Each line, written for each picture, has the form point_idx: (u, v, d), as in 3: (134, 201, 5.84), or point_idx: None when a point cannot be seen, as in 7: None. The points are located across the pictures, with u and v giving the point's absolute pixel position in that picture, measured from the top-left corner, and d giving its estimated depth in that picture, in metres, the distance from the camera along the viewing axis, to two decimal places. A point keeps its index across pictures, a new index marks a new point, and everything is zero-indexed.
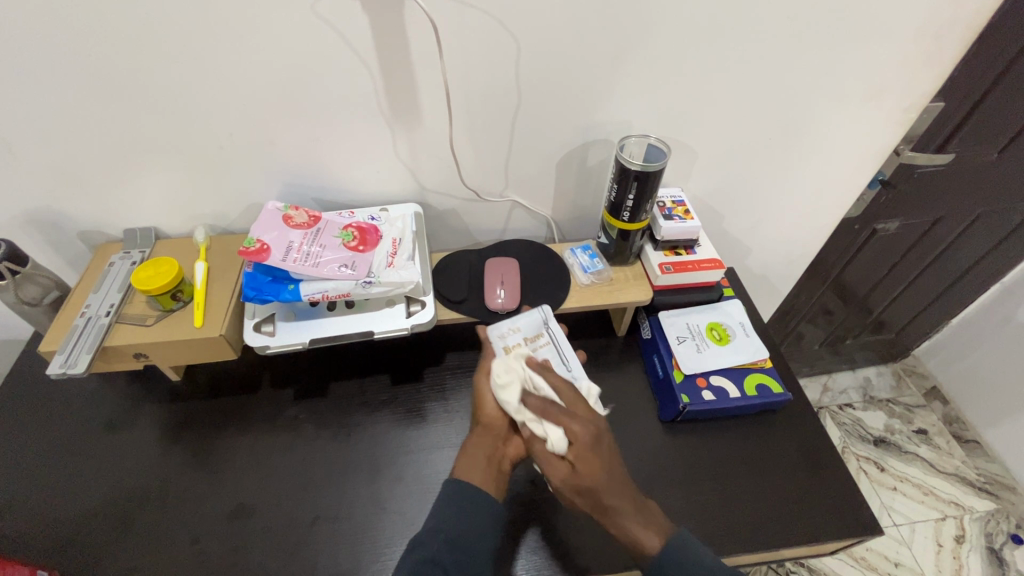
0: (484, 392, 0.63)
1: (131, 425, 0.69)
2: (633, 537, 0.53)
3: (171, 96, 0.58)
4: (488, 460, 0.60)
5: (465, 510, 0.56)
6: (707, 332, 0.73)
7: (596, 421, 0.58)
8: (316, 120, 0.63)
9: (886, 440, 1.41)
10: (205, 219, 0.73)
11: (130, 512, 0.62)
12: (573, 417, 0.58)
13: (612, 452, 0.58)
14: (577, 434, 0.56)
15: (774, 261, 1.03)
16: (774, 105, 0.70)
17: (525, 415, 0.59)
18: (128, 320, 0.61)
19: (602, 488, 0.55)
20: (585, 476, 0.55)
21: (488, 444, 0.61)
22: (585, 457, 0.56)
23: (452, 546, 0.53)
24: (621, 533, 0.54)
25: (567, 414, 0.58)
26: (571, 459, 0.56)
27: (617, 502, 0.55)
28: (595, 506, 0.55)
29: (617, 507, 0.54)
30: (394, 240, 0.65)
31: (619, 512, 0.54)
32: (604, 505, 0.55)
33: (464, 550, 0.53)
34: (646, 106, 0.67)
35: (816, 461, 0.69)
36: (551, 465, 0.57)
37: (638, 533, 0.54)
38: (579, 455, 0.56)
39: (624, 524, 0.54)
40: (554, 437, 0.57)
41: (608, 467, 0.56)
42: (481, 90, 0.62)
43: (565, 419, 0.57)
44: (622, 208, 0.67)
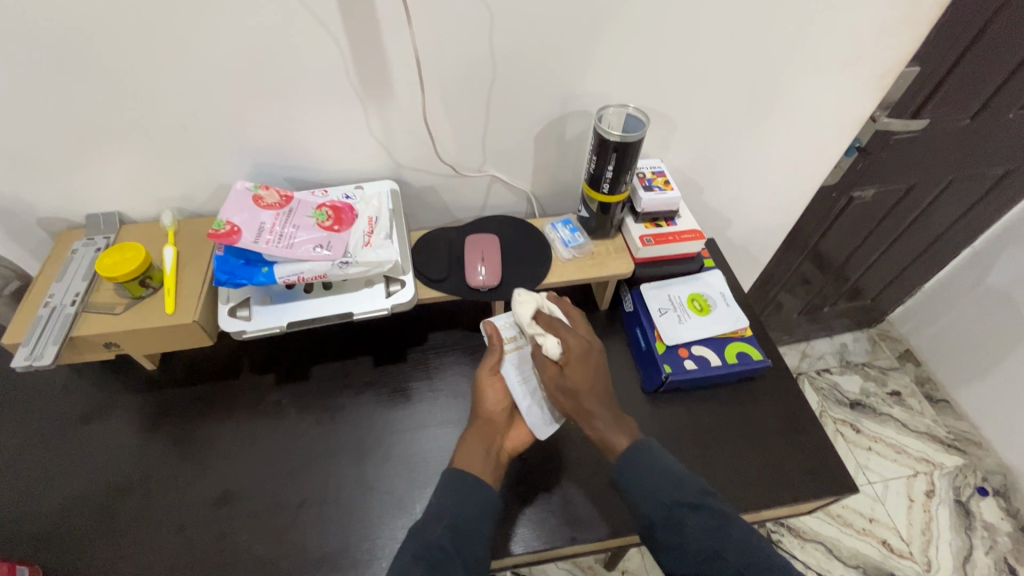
0: (486, 388, 0.64)
1: (107, 417, 0.67)
2: (604, 436, 0.58)
3: (127, 74, 0.55)
4: (487, 451, 0.60)
5: (453, 488, 0.56)
6: (689, 303, 0.74)
7: (595, 342, 0.64)
8: (284, 96, 0.61)
9: (861, 403, 1.45)
10: (171, 202, 0.70)
11: (111, 504, 0.61)
12: (572, 332, 0.63)
13: (602, 369, 0.62)
14: (573, 345, 0.62)
15: (754, 232, 1.03)
16: (754, 73, 0.69)
17: (531, 326, 0.64)
18: (96, 309, 0.59)
19: (583, 390, 0.60)
20: (571, 379, 0.60)
21: (486, 435, 0.62)
22: (575, 362, 0.61)
23: (440, 524, 0.53)
24: (593, 433, 0.59)
25: (568, 329, 0.64)
26: (562, 362, 0.61)
27: (595, 407, 0.59)
28: (576, 406, 0.60)
29: (595, 410, 0.59)
30: (370, 219, 0.64)
31: (596, 415, 0.59)
32: (583, 407, 0.59)
33: (453, 528, 0.53)
34: (624, 75, 0.66)
35: (795, 425, 0.71)
36: (541, 365, 0.62)
37: (609, 434, 0.58)
38: (570, 362, 0.61)
39: (597, 426, 0.59)
40: (550, 343, 0.62)
41: (596, 377, 0.61)
42: (455, 62, 0.60)
43: (565, 333, 0.63)
44: (601, 180, 0.66)
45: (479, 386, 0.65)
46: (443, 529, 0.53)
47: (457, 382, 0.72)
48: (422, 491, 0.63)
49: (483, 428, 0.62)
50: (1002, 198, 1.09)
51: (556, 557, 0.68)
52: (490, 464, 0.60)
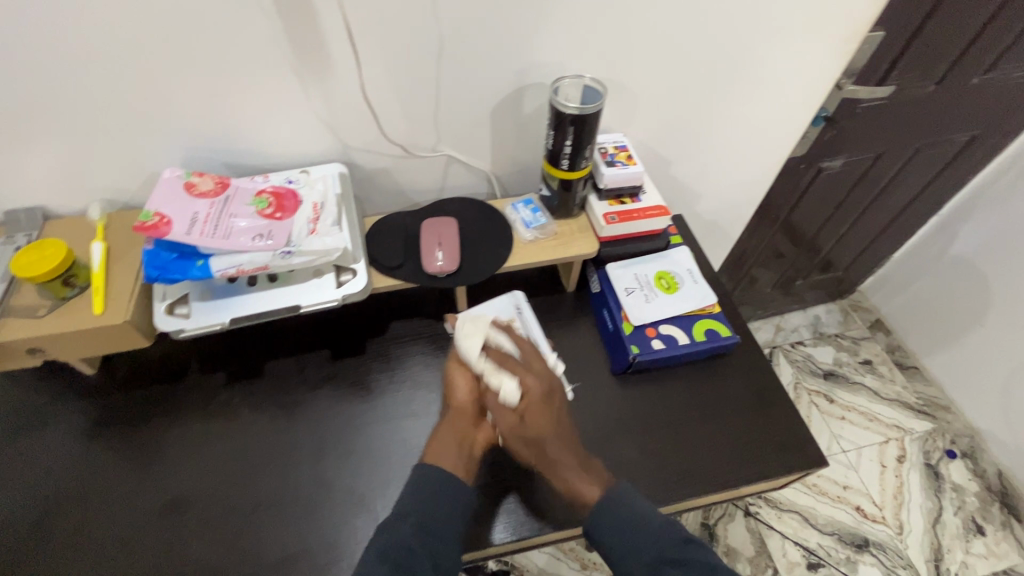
0: (456, 378, 0.62)
1: (44, 427, 0.63)
2: (573, 488, 0.56)
3: (28, 53, 0.50)
4: (459, 445, 0.59)
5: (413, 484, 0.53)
6: (656, 281, 0.72)
7: (552, 379, 0.61)
8: (212, 74, 0.56)
9: (834, 373, 1.47)
10: (99, 194, 0.65)
11: (49, 519, 0.57)
12: (529, 371, 0.60)
13: (561, 410, 0.60)
14: (530, 387, 0.58)
15: (723, 206, 1.02)
16: (715, 39, 0.66)
17: (483, 365, 0.60)
18: (17, 313, 0.54)
19: (547, 437, 0.58)
20: (534, 425, 0.58)
21: (458, 429, 0.60)
22: (535, 410, 0.58)
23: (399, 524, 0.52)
24: (560, 480, 0.57)
25: (523, 367, 0.60)
26: (521, 410, 0.58)
27: (561, 455, 0.57)
28: (540, 456, 0.58)
29: (560, 459, 0.57)
30: (315, 205, 0.60)
31: (562, 464, 0.57)
32: (547, 456, 0.58)
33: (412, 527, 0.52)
34: (580, 44, 0.63)
35: (765, 400, 0.70)
36: (498, 413, 0.59)
37: (577, 482, 0.57)
38: (529, 407, 0.58)
39: (565, 475, 0.57)
40: (507, 388, 0.58)
41: (558, 422, 0.59)
42: (398, 33, 0.56)
43: (520, 373, 0.59)
44: (560, 156, 0.63)
45: (449, 375, 0.62)
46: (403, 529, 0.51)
47: (419, 372, 0.69)
48: (384, 487, 0.60)
49: (451, 422, 0.60)
50: (967, 165, 1.09)
51: (530, 545, 0.66)
52: (462, 460, 0.58)
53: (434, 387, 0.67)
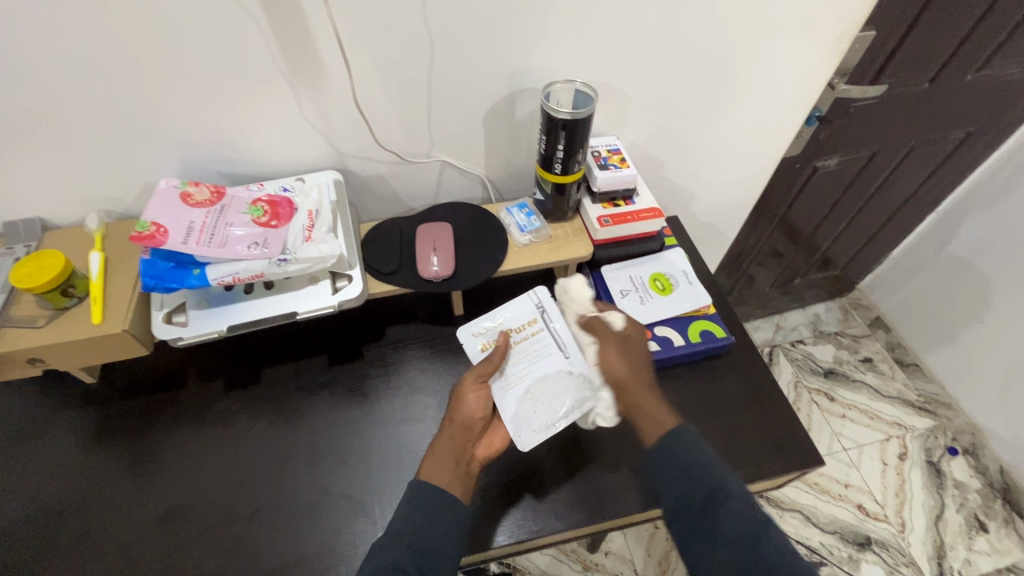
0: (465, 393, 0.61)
1: (43, 436, 0.63)
2: (652, 410, 0.58)
3: (23, 67, 0.51)
4: (456, 463, 0.57)
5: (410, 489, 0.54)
6: (651, 283, 0.72)
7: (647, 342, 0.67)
8: (206, 83, 0.56)
9: (835, 371, 1.47)
10: (97, 204, 0.66)
11: (50, 527, 0.57)
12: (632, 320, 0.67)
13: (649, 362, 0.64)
14: (633, 328, 0.65)
15: (719, 206, 1.02)
16: (705, 41, 0.67)
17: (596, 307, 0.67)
18: (16, 324, 0.55)
19: (640, 368, 0.61)
20: (633, 351, 0.63)
21: (458, 445, 0.58)
22: (632, 345, 0.63)
23: (399, 540, 0.51)
24: (643, 403, 0.59)
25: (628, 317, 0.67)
26: (622, 335, 0.63)
27: (647, 384, 0.60)
28: (625, 382, 0.60)
29: (645, 387, 0.60)
30: (310, 213, 0.60)
31: (646, 391, 0.59)
32: (632, 383, 0.60)
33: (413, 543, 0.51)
34: (570, 48, 0.63)
35: (761, 400, 0.70)
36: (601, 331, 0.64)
37: (655, 409, 0.58)
38: (630, 339, 0.63)
39: (646, 402, 0.59)
40: (616, 317, 0.65)
41: (648, 364, 0.63)
42: (389, 41, 0.57)
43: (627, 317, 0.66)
44: (553, 161, 0.63)
45: (457, 391, 0.61)
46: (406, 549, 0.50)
47: (415, 376, 0.69)
48: (381, 491, 0.61)
49: (449, 438, 0.59)
50: (963, 161, 1.09)
51: (528, 548, 0.67)
52: (460, 479, 0.57)
53: (431, 392, 0.68)
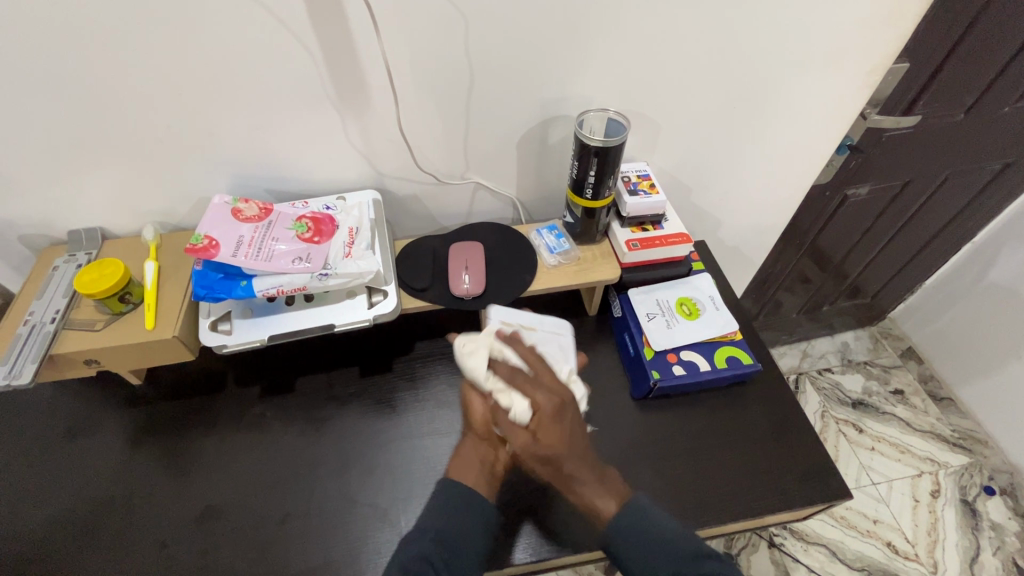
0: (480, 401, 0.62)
1: (91, 433, 0.67)
2: (590, 504, 0.54)
3: (100, 90, 0.55)
4: (482, 464, 0.60)
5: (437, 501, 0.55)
6: (678, 307, 0.72)
7: (566, 392, 0.57)
8: (262, 107, 0.60)
9: (864, 402, 1.43)
10: (153, 216, 0.70)
11: (95, 521, 0.60)
12: (539, 386, 0.56)
13: (575, 423, 0.56)
14: (541, 403, 0.55)
15: (747, 232, 1.02)
16: (737, 71, 0.68)
17: (494, 383, 0.57)
18: (76, 327, 0.58)
19: (562, 456, 0.54)
20: (547, 447, 0.54)
21: (482, 449, 0.61)
22: (546, 429, 0.54)
23: (426, 532, 0.53)
24: (575, 496, 0.55)
25: (532, 382, 0.56)
26: (533, 428, 0.55)
27: (577, 470, 0.55)
28: (556, 473, 0.55)
29: (576, 475, 0.55)
30: (351, 230, 0.63)
31: (578, 479, 0.55)
32: (564, 473, 0.55)
33: (438, 539, 0.52)
34: (605, 78, 0.65)
35: (787, 429, 0.69)
36: (510, 434, 0.56)
37: (594, 498, 0.55)
38: (541, 426, 0.54)
39: (582, 491, 0.55)
40: (519, 407, 0.55)
41: (573, 435, 0.56)
42: (433, 70, 0.60)
43: (530, 390, 0.56)
44: (584, 185, 0.65)
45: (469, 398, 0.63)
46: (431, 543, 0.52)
47: (443, 391, 0.71)
48: (407, 502, 0.62)
49: (470, 445, 0.61)
50: (1001, 192, 1.07)
51: (549, 568, 0.67)
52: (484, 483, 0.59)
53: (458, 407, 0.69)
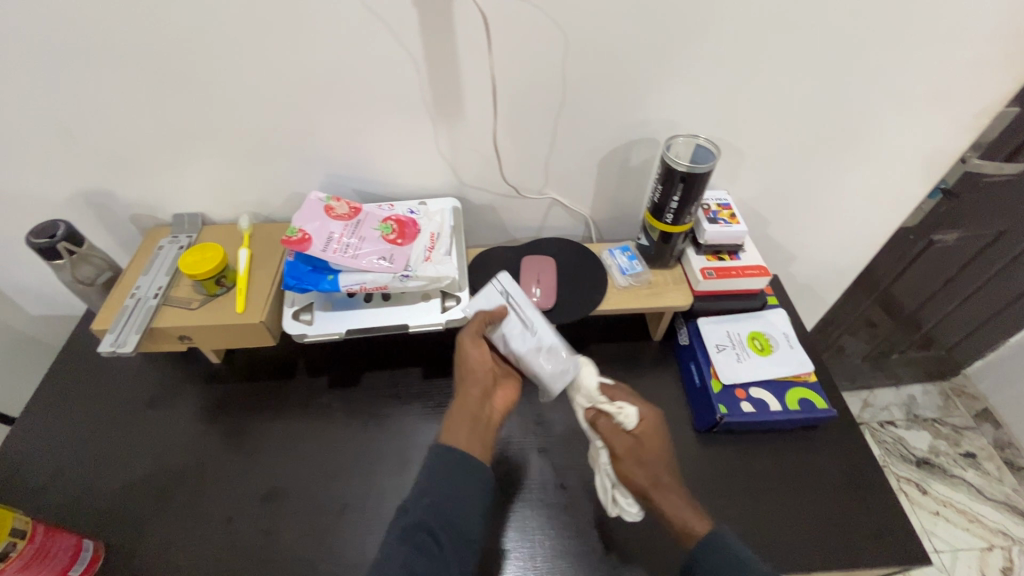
0: (469, 351, 0.59)
1: (172, 404, 0.71)
2: (682, 516, 0.53)
3: (221, 87, 0.60)
4: (474, 422, 0.57)
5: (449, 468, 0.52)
6: (749, 342, 0.70)
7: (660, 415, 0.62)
8: (360, 112, 0.64)
9: (929, 462, 1.34)
10: (249, 207, 0.75)
11: (171, 487, 0.64)
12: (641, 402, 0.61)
13: (669, 445, 0.60)
14: (647, 413, 0.59)
15: (820, 270, 0.98)
16: (833, 104, 0.67)
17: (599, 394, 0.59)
18: (174, 303, 0.63)
19: (660, 463, 0.57)
20: (649, 452, 0.57)
21: (472, 404, 0.58)
22: (650, 435, 0.58)
23: (421, 498, 0.51)
24: (666, 509, 0.54)
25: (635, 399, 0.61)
26: (639, 431, 0.58)
27: (670, 481, 0.56)
28: (650, 482, 0.56)
29: (671, 485, 0.56)
30: (432, 235, 0.65)
31: (671, 489, 0.55)
32: (658, 481, 0.55)
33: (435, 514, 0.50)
34: (695, 104, 0.65)
35: (859, 482, 0.66)
36: (615, 435, 0.58)
37: (685, 511, 0.54)
38: (646, 431, 0.58)
39: (675, 503, 0.54)
40: (629, 410, 0.58)
41: (668, 451, 0.59)
42: (525, 86, 0.61)
43: (636, 401, 0.60)
44: (665, 210, 0.65)
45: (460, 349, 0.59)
46: (423, 509, 0.50)
47: None
48: None
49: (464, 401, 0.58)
50: None
51: None
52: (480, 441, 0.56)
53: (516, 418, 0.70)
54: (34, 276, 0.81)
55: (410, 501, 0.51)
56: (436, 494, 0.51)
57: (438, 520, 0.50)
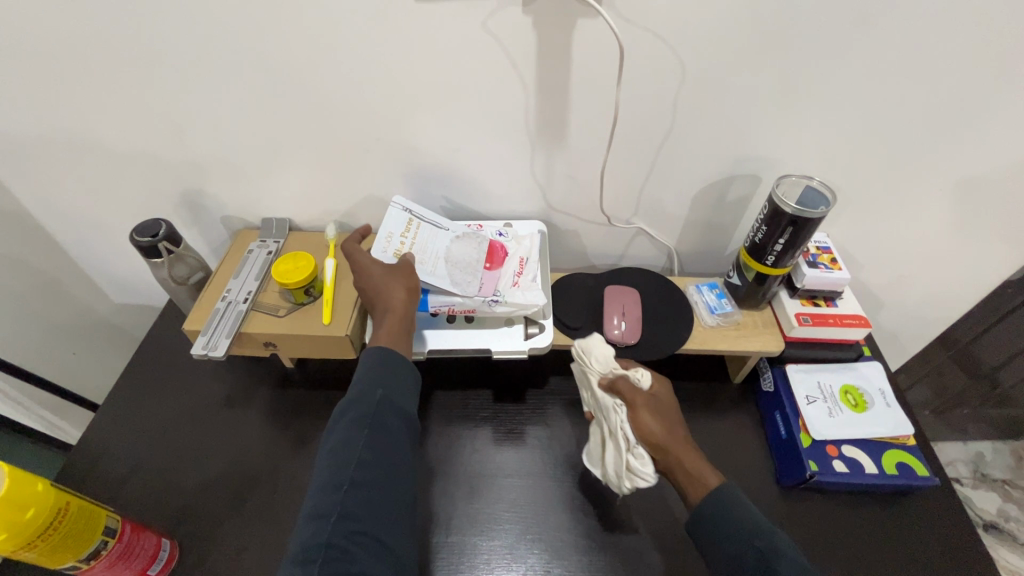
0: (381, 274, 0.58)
1: (246, 406, 0.71)
2: (700, 468, 0.53)
3: (329, 98, 0.60)
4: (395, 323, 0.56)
5: (392, 369, 0.52)
6: (842, 396, 0.66)
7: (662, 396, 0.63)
8: (460, 132, 0.63)
9: (998, 527, 1.25)
10: (335, 215, 0.75)
11: (242, 490, 0.64)
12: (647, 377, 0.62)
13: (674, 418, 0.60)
14: (660, 381, 0.60)
15: (907, 320, 0.92)
16: (955, 152, 0.63)
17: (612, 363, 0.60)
18: (263, 309, 0.63)
19: (677, 422, 0.57)
20: (664, 409, 0.57)
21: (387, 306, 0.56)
22: (665, 398, 0.59)
23: (373, 390, 0.50)
24: (687, 462, 0.53)
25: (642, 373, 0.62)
26: (653, 393, 0.58)
27: (685, 441, 0.55)
28: (670, 439, 0.54)
29: (687, 444, 0.55)
30: (521, 260, 0.65)
31: (689, 446, 0.55)
32: (676, 436, 0.55)
33: (385, 397, 0.49)
34: (807, 143, 0.62)
35: (960, 561, 0.60)
36: (636, 392, 0.57)
37: (701, 465, 0.53)
38: (660, 394, 0.59)
39: (694, 460, 0.53)
40: (643, 375, 0.59)
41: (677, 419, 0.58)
42: (631, 114, 0.60)
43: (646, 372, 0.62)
44: (766, 252, 0.62)
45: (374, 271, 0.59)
46: (378, 400, 0.49)
47: (574, 433, 0.69)
48: (530, 542, 0.60)
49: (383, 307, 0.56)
50: None
51: None
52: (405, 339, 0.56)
53: (590, 454, 0.67)
54: (123, 266, 0.84)
55: (363, 392, 0.50)
56: (387, 383, 0.51)
57: (390, 405, 0.49)
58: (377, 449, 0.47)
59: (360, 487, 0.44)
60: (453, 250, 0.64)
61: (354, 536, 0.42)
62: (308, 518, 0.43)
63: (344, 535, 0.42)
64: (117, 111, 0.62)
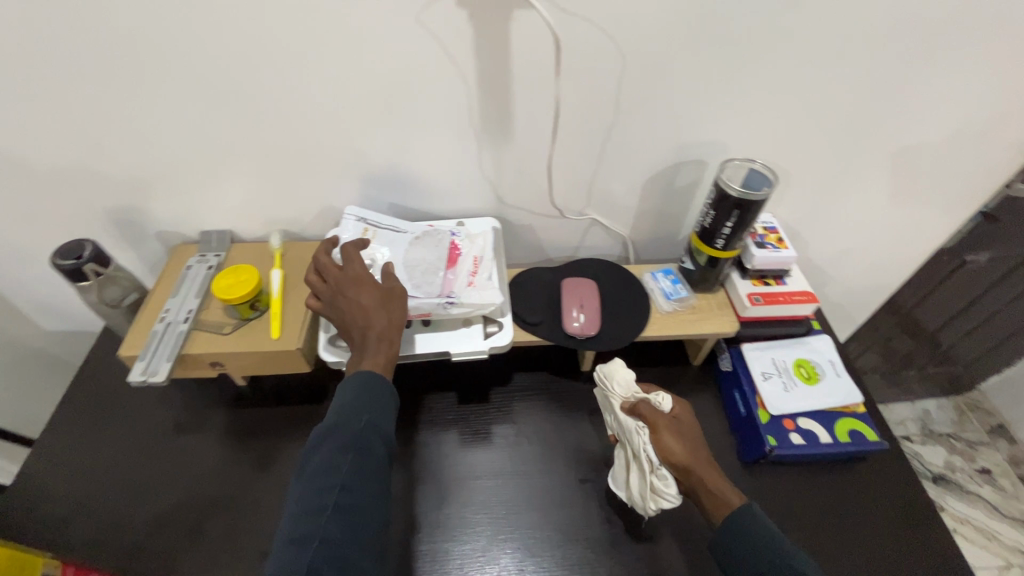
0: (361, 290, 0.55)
1: (198, 430, 0.68)
2: (723, 488, 0.53)
3: (262, 103, 0.57)
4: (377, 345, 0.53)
5: (387, 411, 0.50)
6: (795, 370, 0.68)
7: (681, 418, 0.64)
8: (403, 132, 0.61)
9: (945, 478, 1.32)
10: (280, 224, 0.72)
11: (198, 520, 0.61)
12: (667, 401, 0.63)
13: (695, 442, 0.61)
14: (681, 406, 0.62)
15: (852, 291, 0.96)
16: (885, 129, 0.65)
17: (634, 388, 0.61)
18: (206, 328, 0.60)
19: (698, 442, 0.58)
20: (686, 431, 0.58)
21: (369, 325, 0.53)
22: (686, 420, 0.60)
23: (358, 415, 0.48)
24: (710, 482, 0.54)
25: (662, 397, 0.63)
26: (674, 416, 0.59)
27: (708, 461, 0.56)
28: (692, 458, 0.55)
29: (710, 465, 0.56)
30: (475, 259, 0.63)
31: (712, 467, 0.56)
32: (699, 457, 0.56)
33: (371, 423, 0.48)
34: (747, 126, 0.63)
35: (910, 519, 0.64)
36: (659, 415, 0.57)
37: (723, 485, 0.54)
38: (681, 417, 0.60)
39: (715, 479, 0.54)
40: (665, 399, 0.60)
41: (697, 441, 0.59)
42: (575, 107, 0.59)
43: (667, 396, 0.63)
44: (716, 235, 0.63)
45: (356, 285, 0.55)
46: (363, 425, 0.47)
47: (541, 429, 0.69)
48: (502, 542, 0.60)
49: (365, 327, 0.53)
50: None
51: None
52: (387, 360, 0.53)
53: (558, 448, 0.67)
54: (51, 292, 0.78)
55: (348, 417, 0.47)
56: (373, 407, 0.49)
57: (377, 432, 0.48)
58: (359, 473, 0.45)
59: (344, 512, 0.43)
60: (411, 255, 0.63)
61: (333, 561, 0.40)
62: (286, 543, 0.41)
63: (325, 562, 0.40)
64: (25, 127, 0.57)
